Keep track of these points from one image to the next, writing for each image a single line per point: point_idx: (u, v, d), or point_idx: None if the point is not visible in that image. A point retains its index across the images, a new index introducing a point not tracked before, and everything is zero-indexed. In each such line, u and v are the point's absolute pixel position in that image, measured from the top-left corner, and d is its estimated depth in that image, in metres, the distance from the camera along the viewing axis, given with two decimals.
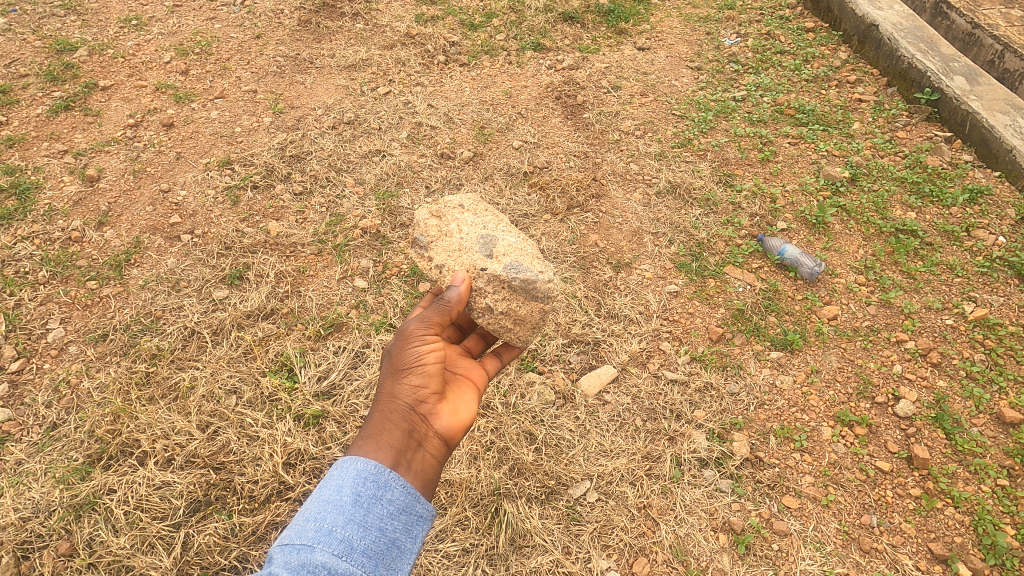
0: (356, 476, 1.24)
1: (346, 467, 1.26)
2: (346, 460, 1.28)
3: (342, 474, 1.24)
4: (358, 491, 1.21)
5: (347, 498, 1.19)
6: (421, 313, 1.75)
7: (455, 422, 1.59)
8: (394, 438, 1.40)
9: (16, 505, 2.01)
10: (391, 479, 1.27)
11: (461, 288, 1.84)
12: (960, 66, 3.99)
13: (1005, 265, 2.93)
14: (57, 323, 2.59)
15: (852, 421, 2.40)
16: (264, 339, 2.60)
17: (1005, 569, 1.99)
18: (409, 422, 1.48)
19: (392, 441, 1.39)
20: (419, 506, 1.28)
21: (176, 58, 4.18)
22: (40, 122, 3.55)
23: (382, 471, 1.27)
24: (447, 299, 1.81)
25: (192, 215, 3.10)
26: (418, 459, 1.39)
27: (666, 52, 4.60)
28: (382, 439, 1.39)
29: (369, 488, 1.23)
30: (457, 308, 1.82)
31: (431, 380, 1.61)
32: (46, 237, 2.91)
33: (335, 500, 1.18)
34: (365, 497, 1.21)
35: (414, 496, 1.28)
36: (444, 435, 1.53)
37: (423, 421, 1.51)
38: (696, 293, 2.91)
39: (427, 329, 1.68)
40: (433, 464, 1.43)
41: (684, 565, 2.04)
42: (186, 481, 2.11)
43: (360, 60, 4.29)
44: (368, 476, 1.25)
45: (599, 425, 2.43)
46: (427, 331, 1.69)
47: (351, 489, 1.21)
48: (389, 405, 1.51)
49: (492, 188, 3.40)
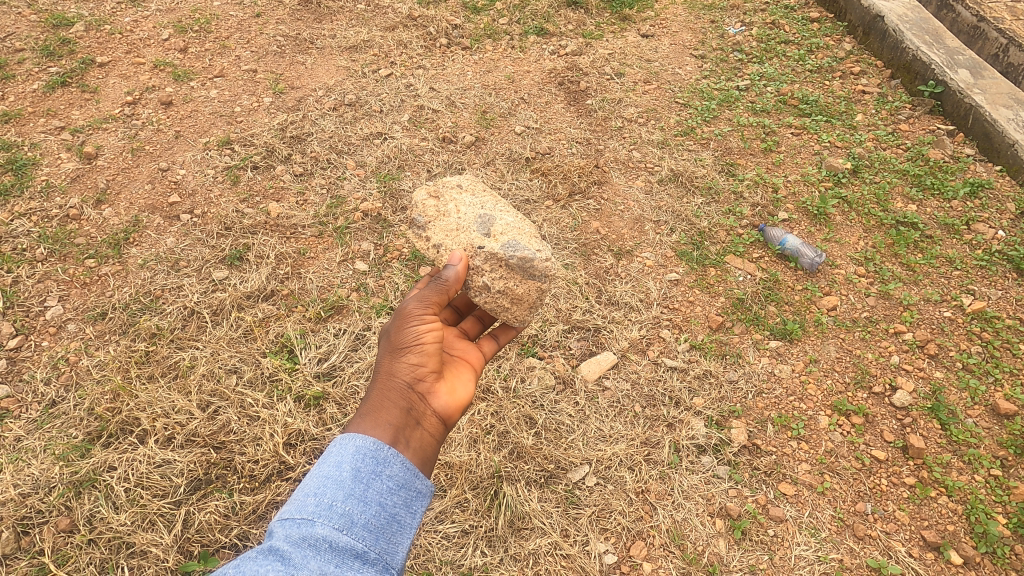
0: (355, 452, 1.24)
1: (345, 443, 1.25)
2: (345, 437, 1.28)
3: (340, 450, 1.23)
4: (357, 466, 1.21)
5: (346, 473, 1.19)
6: (420, 293, 1.75)
7: (453, 401, 1.59)
8: (393, 415, 1.40)
9: (16, 481, 2.01)
10: (390, 455, 1.26)
11: (458, 267, 1.84)
12: (965, 58, 3.97)
13: (1004, 258, 2.94)
14: (56, 301, 2.57)
15: (850, 411, 2.42)
16: (264, 320, 2.59)
17: (996, 557, 2.02)
18: (408, 400, 1.48)
19: (390, 418, 1.39)
20: (419, 481, 1.27)
21: (174, 35, 4.12)
22: (37, 98, 3.50)
23: (381, 447, 1.27)
24: (445, 279, 1.81)
25: (192, 195, 3.07)
26: (417, 437, 1.39)
27: (670, 40, 4.56)
28: (381, 416, 1.39)
29: (369, 464, 1.22)
30: (454, 289, 1.82)
31: (430, 359, 1.61)
32: (43, 214, 2.88)
33: (335, 475, 1.17)
34: (365, 472, 1.20)
35: (413, 472, 1.27)
36: (442, 413, 1.53)
37: (421, 399, 1.51)
38: (697, 282, 2.91)
39: (426, 310, 1.69)
40: (431, 442, 1.43)
41: (681, 549, 2.06)
42: (187, 459, 2.12)
43: (361, 41, 4.23)
44: (367, 452, 1.25)
45: (599, 411, 2.44)
46: (425, 311, 1.69)
47: (351, 464, 1.21)
48: (387, 383, 1.51)
49: (493, 173, 3.39)
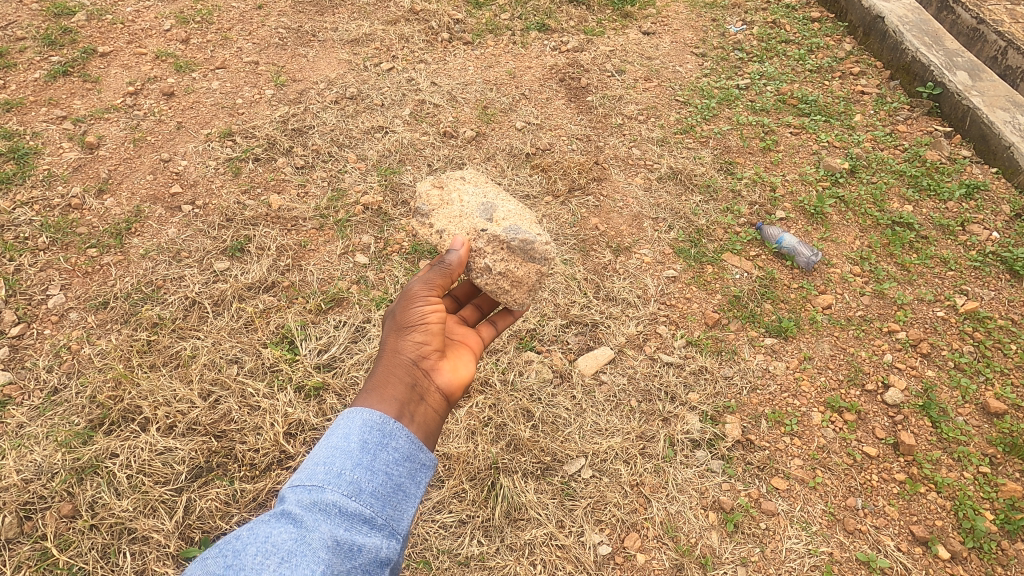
0: (362, 424, 1.26)
1: (353, 416, 1.28)
2: (353, 410, 1.30)
3: (348, 422, 1.26)
4: (364, 438, 1.23)
5: (354, 444, 1.21)
6: (424, 276, 1.79)
7: (455, 379, 1.62)
8: (398, 390, 1.43)
9: (19, 467, 2.03)
10: (396, 428, 1.28)
11: (461, 252, 1.88)
12: (963, 61, 3.99)
13: (997, 259, 2.98)
14: (58, 289, 2.59)
15: (842, 407, 2.46)
16: (265, 311, 2.61)
17: (983, 552, 2.06)
18: (412, 376, 1.51)
19: (396, 392, 1.42)
20: (423, 454, 1.30)
21: (176, 26, 4.13)
22: (39, 87, 3.50)
23: (387, 420, 1.29)
24: (449, 262, 1.85)
25: (193, 185, 3.09)
26: (421, 411, 1.41)
27: (671, 38, 4.58)
28: (386, 390, 1.42)
29: (376, 436, 1.25)
30: (458, 272, 1.86)
31: (433, 338, 1.65)
32: (45, 203, 2.89)
33: (343, 445, 1.20)
34: (371, 443, 1.23)
35: (418, 444, 1.30)
36: (445, 390, 1.56)
37: (425, 375, 1.54)
38: (695, 279, 2.94)
39: (431, 294, 1.74)
40: (434, 417, 1.46)
41: (674, 541, 2.10)
42: (188, 447, 2.14)
43: (364, 35, 4.24)
44: (373, 425, 1.27)
45: (595, 405, 2.46)
46: (428, 293, 1.74)
47: (358, 435, 1.23)
48: (393, 359, 1.54)
49: (493, 168, 3.41)
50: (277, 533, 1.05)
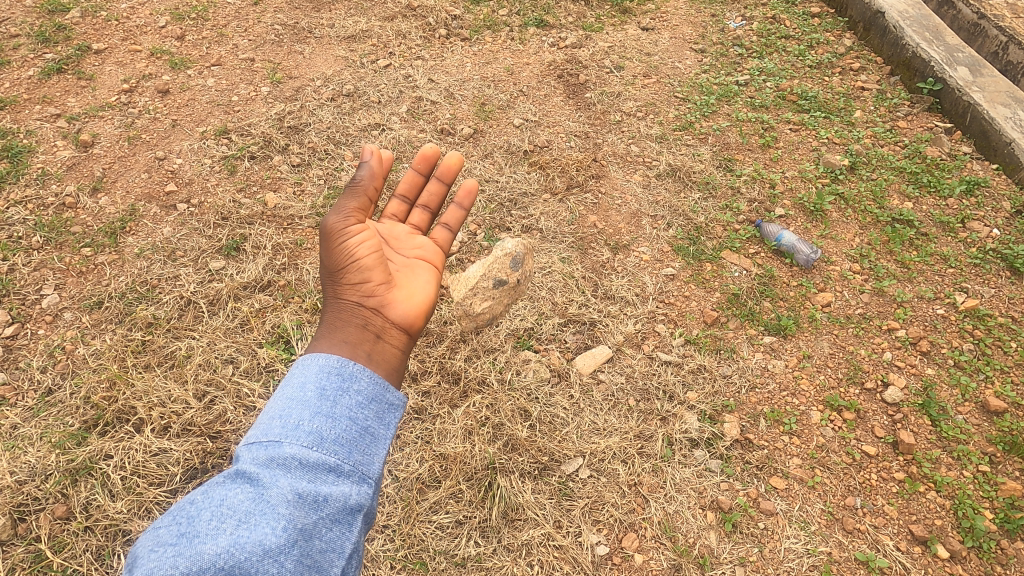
0: (318, 372, 1.21)
1: (308, 365, 1.23)
2: (306, 359, 1.25)
3: (304, 372, 1.21)
4: (321, 386, 1.18)
5: (311, 393, 1.16)
6: (338, 204, 1.60)
7: (412, 305, 1.56)
8: (347, 336, 1.38)
9: (12, 468, 2.01)
10: (355, 371, 1.24)
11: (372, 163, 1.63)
12: (964, 56, 3.96)
13: (997, 257, 2.96)
14: (52, 289, 2.57)
15: (841, 406, 2.44)
16: (261, 311, 2.60)
17: (982, 551, 2.05)
18: (362, 319, 1.45)
19: (345, 339, 1.37)
20: (390, 394, 1.24)
21: (171, 23, 4.10)
22: (32, 84, 3.47)
23: (344, 364, 1.24)
24: (359, 179, 1.62)
25: (188, 184, 3.07)
26: (378, 349, 1.39)
27: (670, 34, 4.55)
28: (335, 339, 1.37)
29: (333, 382, 1.20)
30: (375, 187, 1.64)
31: (373, 273, 1.55)
32: (39, 202, 2.87)
33: (298, 396, 1.15)
34: (330, 390, 1.18)
35: (382, 385, 1.24)
36: (403, 321, 1.51)
37: (376, 313, 1.48)
38: (693, 277, 2.92)
39: (351, 219, 1.58)
40: (396, 351, 1.43)
41: (672, 541, 2.09)
42: (183, 448, 2.13)
43: (360, 31, 4.21)
44: (329, 371, 1.22)
45: (593, 404, 2.45)
46: (349, 223, 1.57)
47: (314, 384, 1.18)
48: (337, 308, 1.48)
49: (491, 165, 3.38)
50: (233, 495, 1.01)
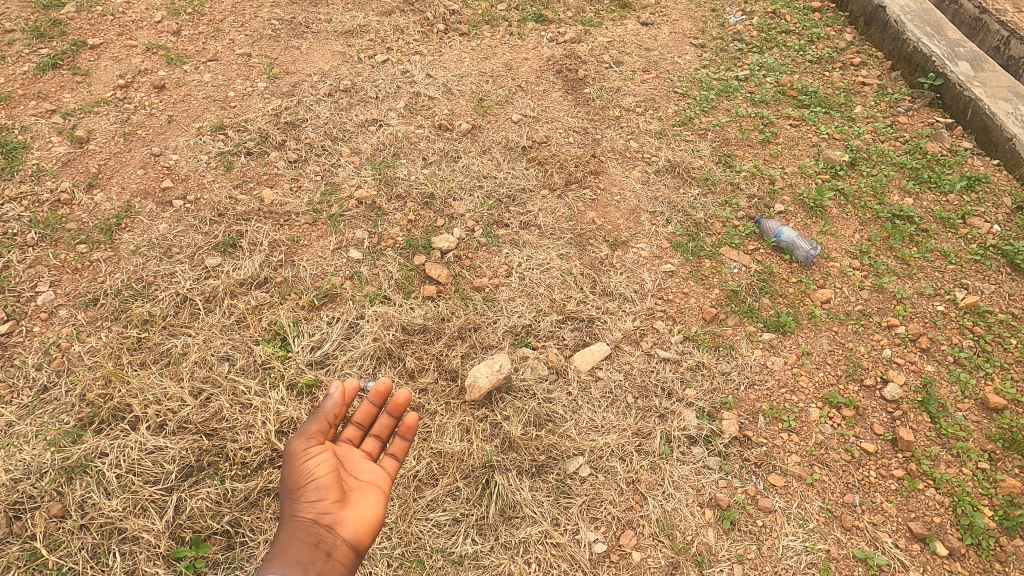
0: None
1: None
2: None
3: None
4: None
5: None
6: (301, 426, 1.83)
7: (362, 523, 1.75)
8: (301, 559, 1.60)
9: (7, 466, 2.01)
10: None
11: (335, 395, 1.84)
12: (966, 51, 3.93)
13: (998, 253, 2.95)
14: (47, 286, 2.56)
15: (840, 403, 2.43)
16: (258, 307, 2.58)
17: (981, 549, 2.05)
18: (315, 535, 1.66)
19: (299, 562, 1.60)
20: None
21: (167, 17, 4.07)
22: (27, 80, 3.45)
23: None
24: (324, 405, 1.84)
25: (184, 180, 3.05)
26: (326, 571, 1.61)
27: (669, 29, 4.52)
28: (290, 559, 1.60)
29: None
30: (336, 411, 1.85)
31: (328, 491, 1.74)
32: (34, 198, 2.86)
33: None
34: None
35: None
36: (352, 540, 1.71)
37: (329, 531, 1.68)
38: (692, 274, 2.91)
39: (310, 444, 1.79)
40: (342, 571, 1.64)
41: (670, 538, 2.08)
42: (178, 446, 2.12)
43: (358, 26, 4.19)
44: None
45: (591, 401, 2.44)
46: (309, 445, 1.79)
47: None
48: (293, 523, 1.68)
49: (489, 161, 3.37)
50: None
